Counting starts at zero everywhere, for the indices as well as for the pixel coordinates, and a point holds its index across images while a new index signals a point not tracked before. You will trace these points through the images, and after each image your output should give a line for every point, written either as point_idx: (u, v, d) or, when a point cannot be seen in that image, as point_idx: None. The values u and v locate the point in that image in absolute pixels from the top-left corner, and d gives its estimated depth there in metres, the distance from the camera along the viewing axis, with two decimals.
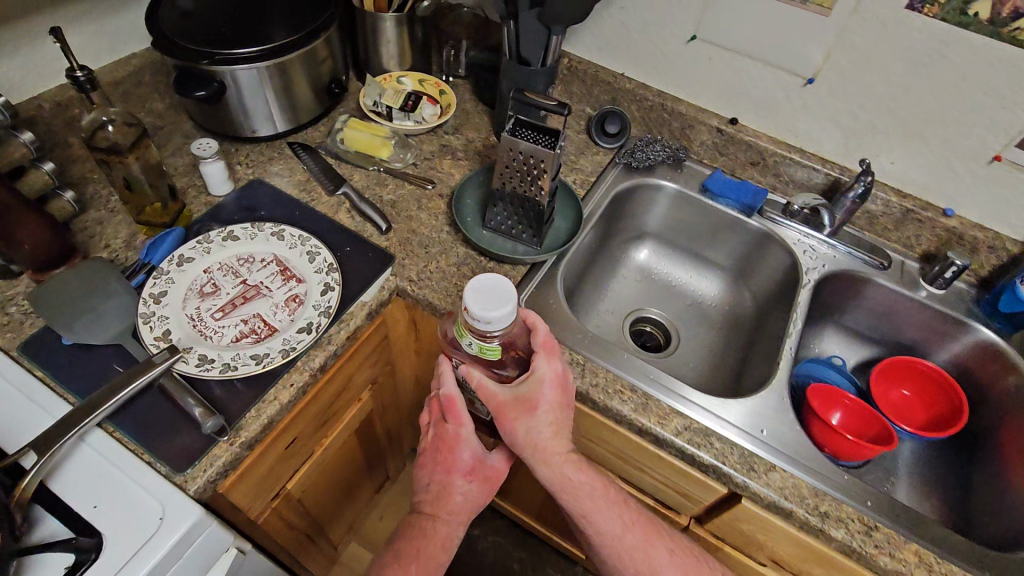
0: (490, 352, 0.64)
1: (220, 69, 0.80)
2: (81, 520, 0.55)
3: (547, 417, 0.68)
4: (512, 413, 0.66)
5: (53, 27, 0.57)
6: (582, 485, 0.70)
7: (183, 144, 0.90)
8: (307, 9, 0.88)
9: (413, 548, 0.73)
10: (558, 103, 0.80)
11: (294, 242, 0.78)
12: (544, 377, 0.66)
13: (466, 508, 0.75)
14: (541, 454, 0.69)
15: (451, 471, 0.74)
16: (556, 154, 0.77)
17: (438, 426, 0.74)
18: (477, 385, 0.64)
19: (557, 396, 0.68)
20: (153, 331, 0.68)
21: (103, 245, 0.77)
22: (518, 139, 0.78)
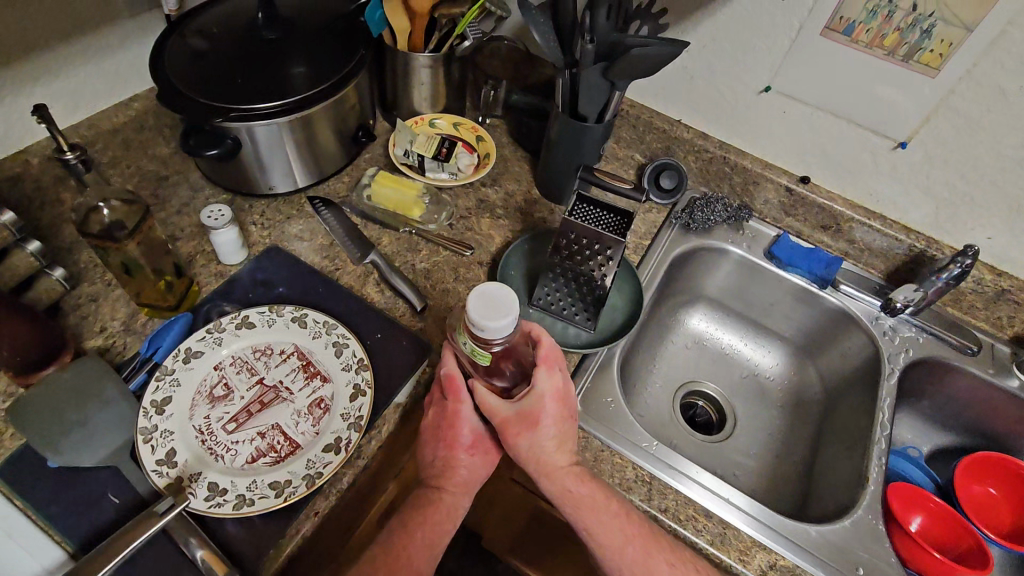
0: (482, 358, 0.56)
1: (234, 126, 0.70)
2: None
3: (552, 430, 0.61)
4: (514, 429, 0.60)
5: (36, 104, 0.47)
6: (588, 496, 0.61)
7: (189, 199, 0.80)
8: (334, 52, 0.78)
9: (416, 520, 0.61)
10: (635, 189, 0.86)
11: (318, 331, 0.68)
12: (545, 392, 0.60)
13: (474, 482, 0.65)
14: (543, 467, 0.61)
15: (456, 446, 0.64)
16: (622, 243, 0.68)
17: (437, 401, 0.64)
18: (478, 400, 0.60)
19: (560, 412, 0.62)
20: (154, 453, 0.57)
21: (98, 328, 0.67)
22: (579, 221, 0.69)
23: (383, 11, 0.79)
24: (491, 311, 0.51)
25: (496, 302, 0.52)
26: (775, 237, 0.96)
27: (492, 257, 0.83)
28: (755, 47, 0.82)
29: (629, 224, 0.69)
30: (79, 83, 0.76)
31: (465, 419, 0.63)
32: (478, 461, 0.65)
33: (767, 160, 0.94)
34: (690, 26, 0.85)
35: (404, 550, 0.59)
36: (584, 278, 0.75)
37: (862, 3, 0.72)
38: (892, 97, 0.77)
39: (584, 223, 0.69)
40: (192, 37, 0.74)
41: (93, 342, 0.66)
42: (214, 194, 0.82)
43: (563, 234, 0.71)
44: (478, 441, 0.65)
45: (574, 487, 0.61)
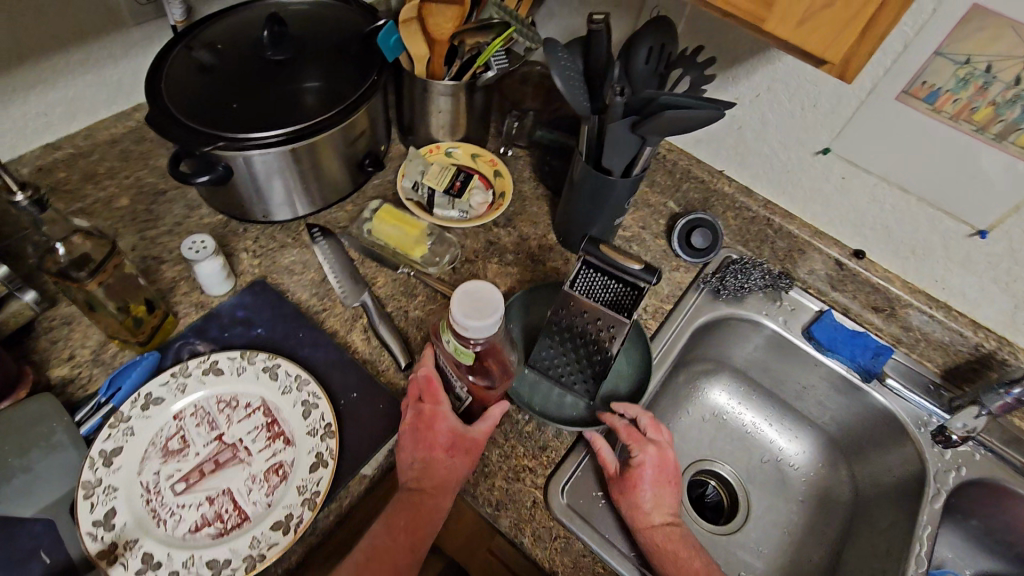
0: (465, 357, 0.53)
1: (230, 154, 0.65)
2: None
3: (650, 493, 0.61)
4: (617, 488, 0.62)
5: None
6: (679, 555, 0.59)
7: (184, 217, 0.77)
8: (346, 75, 0.72)
9: (398, 525, 0.55)
10: (648, 269, 0.58)
11: (288, 385, 0.62)
12: (643, 456, 0.62)
13: (453, 481, 0.58)
14: (638, 521, 0.60)
15: (434, 447, 0.57)
16: (626, 326, 0.61)
17: (410, 405, 0.60)
18: (594, 449, 0.63)
19: (659, 476, 0.62)
20: (93, 512, 0.53)
21: (66, 356, 0.64)
22: (580, 296, 0.63)
23: (399, 36, 0.73)
24: (473, 306, 0.49)
25: (482, 298, 0.50)
26: (819, 313, 0.85)
27: None
28: (817, 103, 0.72)
29: (636, 304, 0.61)
30: (82, 91, 0.73)
31: (443, 420, 0.58)
32: (458, 462, 0.58)
33: (818, 227, 0.84)
34: (744, 72, 0.76)
35: (388, 555, 0.54)
36: (592, 347, 0.66)
37: (953, 69, 0.60)
38: (978, 180, 0.65)
39: (589, 298, 0.63)
40: (197, 50, 0.70)
41: (58, 371, 0.63)
42: (209, 215, 0.78)
43: (563, 305, 0.65)
44: (458, 440, 0.58)
45: (668, 544, 0.59)
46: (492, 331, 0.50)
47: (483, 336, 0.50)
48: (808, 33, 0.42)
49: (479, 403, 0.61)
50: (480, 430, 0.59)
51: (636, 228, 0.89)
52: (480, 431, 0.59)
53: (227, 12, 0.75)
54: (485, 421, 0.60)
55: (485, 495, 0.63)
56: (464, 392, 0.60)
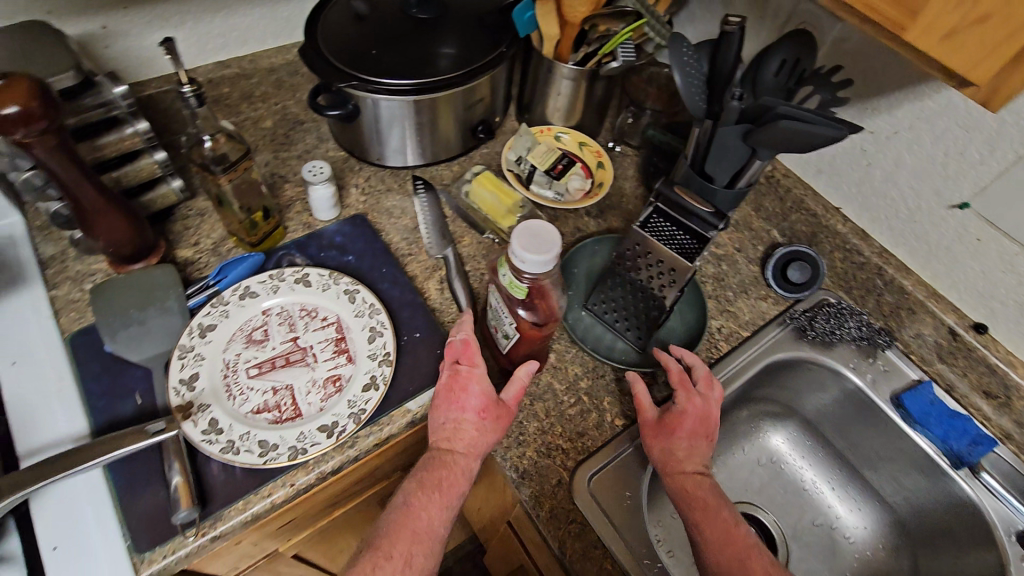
0: (518, 292, 0.58)
1: (359, 93, 0.71)
2: (36, 561, 0.52)
3: (687, 440, 0.60)
4: (652, 430, 0.62)
5: (165, 38, 0.53)
6: (705, 501, 0.57)
7: (313, 147, 0.85)
8: (479, 42, 0.77)
9: (431, 482, 0.55)
10: (716, 214, 0.63)
11: (362, 310, 0.68)
12: (684, 402, 0.62)
13: (484, 443, 0.58)
14: (669, 465, 0.59)
15: (466, 408, 0.58)
16: (691, 270, 0.65)
17: (447, 365, 0.61)
18: (634, 394, 0.64)
19: (697, 427, 0.61)
20: (182, 371, 0.61)
21: (194, 241, 0.74)
22: (648, 237, 0.67)
23: (534, 13, 0.77)
24: (531, 241, 0.53)
25: (541, 235, 0.54)
26: (916, 382, 0.76)
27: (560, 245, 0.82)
28: (963, 152, 0.66)
29: (700, 251, 0.64)
30: (255, 22, 0.84)
31: (476, 383, 0.59)
32: (488, 425, 0.58)
33: (936, 289, 0.78)
34: (886, 105, 0.71)
35: (422, 510, 0.54)
36: (650, 294, 0.71)
37: None
38: None
39: (657, 242, 0.66)
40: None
41: (185, 252, 0.73)
42: (334, 150, 0.86)
43: (629, 244, 0.69)
44: (489, 405, 0.59)
45: (697, 490, 0.57)
46: (548, 269, 0.54)
47: (539, 272, 0.55)
48: (951, 51, 0.40)
49: (525, 341, 0.63)
50: (512, 395, 0.60)
51: (731, 247, 0.86)
52: (510, 397, 0.60)
53: None
54: (514, 386, 0.60)
55: (513, 460, 0.64)
56: (512, 328, 0.62)
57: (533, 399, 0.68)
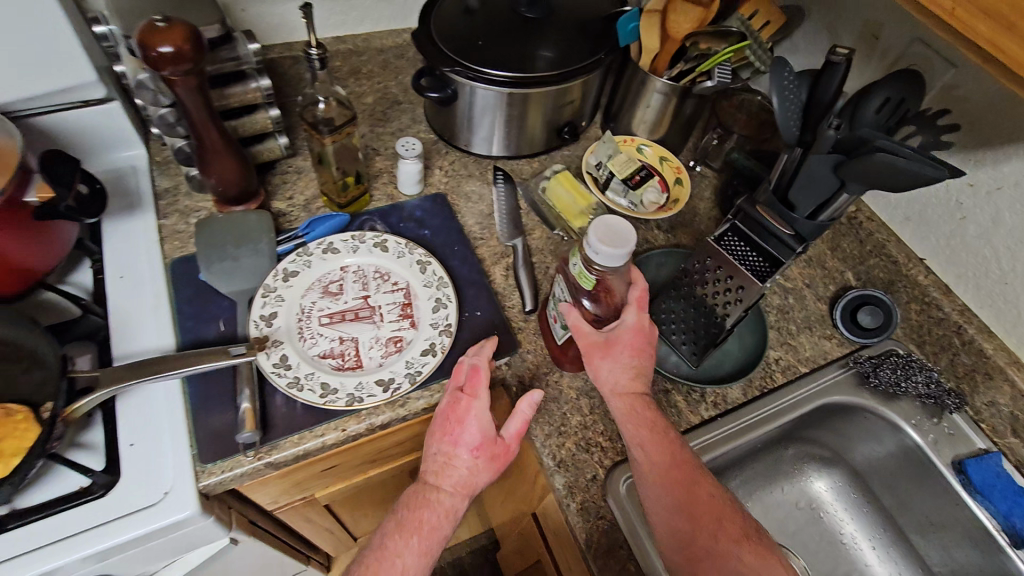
0: (586, 283, 0.59)
1: (460, 80, 0.76)
2: (114, 452, 0.58)
3: (627, 359, 0.59)
4: (591, 354, 0.60)
5: (306, 3, 0.59)
6: (649, 420, 0.59)
7: (406, 126, 0.90)
8: (580, 46, 0.80)
9: (410, 524, 0.56)
10: (796, 238, 0.64)
11: (431, 281, 0.71)
12: (622, 324, 0.60)
13: (474, 484, 0.58)
14: (614, 387, 0.60)
15: (459, 445, 0.58)
16: (761, 289, 0.66)
17: (450, 391, 0.61)
18: (571, 324, 0.61)
19: (634, 347, 0.60)
20: (263, 308, 0.66)
21: (287, 195, 0.79)
22: (718, 250, 0.68)
23: (638, 25, 0.80)
24: (609, 235, 0.54)
25: (616, 231, 0.55)
26: (983, 451, 0.72)
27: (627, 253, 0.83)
28: None
29: (772, 274, 0.66)
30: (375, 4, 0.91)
31: (474, 417, 0.58)
32: (482, 464, 0.58)
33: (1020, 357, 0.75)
34: (993, 158, 0.69)
35: (398, 555, 0.55)
36: (710, 309, 0.71)
37: None
38: None
39: (728, 257, 0.68)
40: None
41: (279, 204, 0.79)
42: (425, 131, 0.91)
43: (699, 259, 0.70)
44: (486, 443, 0.58)
45: (639, 410, 0.59)
46: (620, 264, 0.55)
47: (610, 266, 0.55)
48: None
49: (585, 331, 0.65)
50: (511, 435, 0.59)
51: (800, 282, 0.84)
52: (511, 434, 0.59)
53: None
54: (516, 422, 0.59)
55: (552, 448, 0.65)
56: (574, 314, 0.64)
57: (579, 394, 0.69)
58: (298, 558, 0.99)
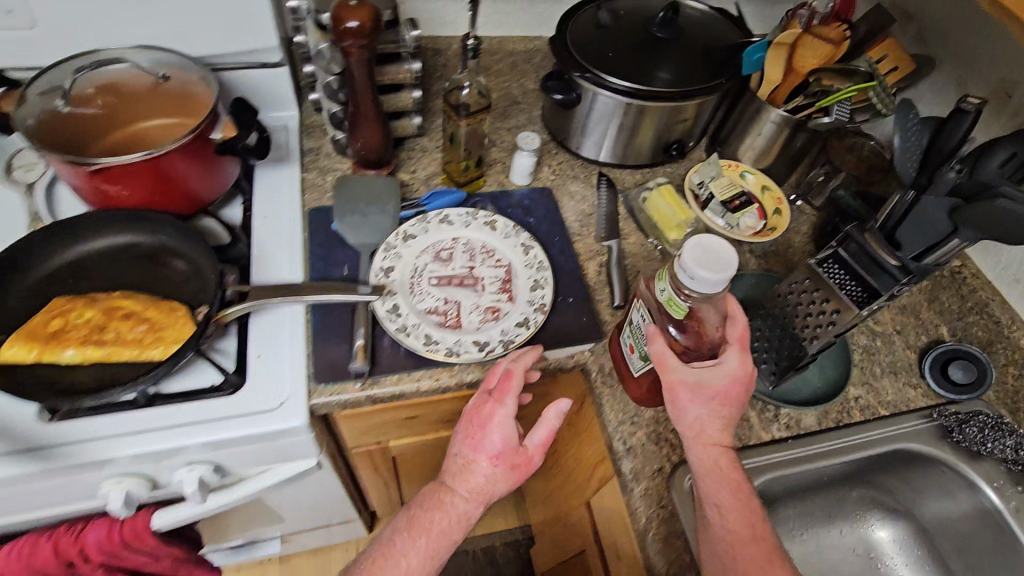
0: (676, 310, 0.58)
1: (585, 85, 0.82)
2: (246, 359, 0.67)
3: (722, 411, 0.59)
4: (679, 396, 0.59)
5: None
6: (733, 480, 0.58)
7: (523, 124, 0.97)
8: (700, 70, 0.84)
9: (419, 525, 0.64)
10: (902, 269, 0.63)
11: (532, 264, 0.77)
12: (722, 368, 0.59)
13: (489, 490, 0.63)
14: (700, 435, 0.59)
15: (479, 452, 0.63)
16: (858, 316, 0.67)
17: (481, 393, 0.65)
18: (656, 354, 0.59)
19: (726, 395, 0.59)
20: (384, 261, 0.74)
21: (411, 169, 0.88)
22: (817, 273, 0.69)
23: (764, 56, 0.84)
24: (707, 261, 0.54)
25: (715, 255, 0.54)
26: None
27: None
28: None
29: (871, 302, 0.66)
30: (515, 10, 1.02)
31: (496, 427, 0.62)
32: (500, 473, 0.63)
33: None
34: None
35: (404, 554, 0.63)
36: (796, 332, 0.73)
37: None
38: None
39: (827, 281, 0.69)
40: (602, 11, 0.89)
41: (403, 175, 0.87)
42: (539, 132, 0.98)
43: (796, 279, 0.72)
44: (507, 453, 0.62)
45: (723, 465, 0.58)
46: (716, 290, 0.55)
47: (706, 292, 0.55)
48: None
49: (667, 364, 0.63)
50: (531, 449, 0.63)
51: (890, 327, 0.84)
52: (532, 445, 0.63)
53: None
54: (541, 432, 0.63)
55: (623, 435, 0.69)
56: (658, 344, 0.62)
57: None
58: (354, 505, 1.05)
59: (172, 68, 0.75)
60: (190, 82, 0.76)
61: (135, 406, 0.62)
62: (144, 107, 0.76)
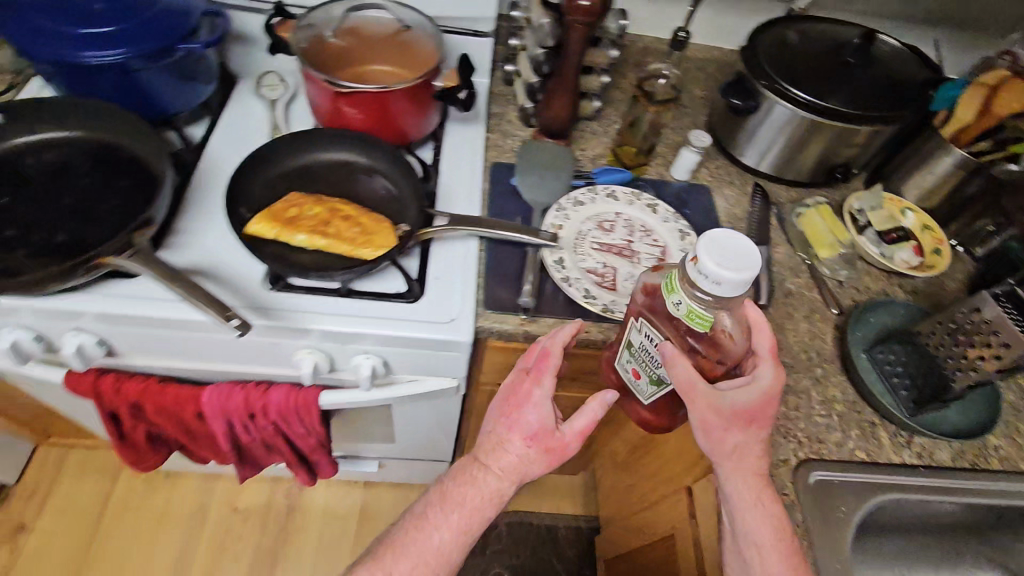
0: (698, 324, 0.56)
1: (767, 95, 0.86)
2: (428, 276, 0.77)
3: (753, 433, 0.60)
4: (712, 424, 0.59)
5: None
6: (771, 508, 0.60)
7: (687, 124, 1.02)
8: (886, 96, 0.85)
9: (453, 499, 0.67)
10: None
11: (687, 249, 0.82)
12: (755, 389, 0.59)
13: (522, 471, 0.67)
14: (735, 458, 0.60)
15: (513, 432, 0.66)
16: None
17: (518, 372, 0.69)
18: (680, 377, 0.58)
19: (757, 414, 0.60)
20: (554, 220, 0.82)
21: (581, 145, 0.95)
22: (989, 301, 0.69)
23: (957, 94, 0.86)
24: (728, 261, 0.51)
25: (733, 253, 0.52)
26: None
27: (863, 295, 0.86)
28: None
29: None
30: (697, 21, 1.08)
31: (532, 409, 0.66)
32: (534, 454, 0.66)
33: None
34: None
35: (436, 523, 0.67)
36: (948, 365, 0.72)
37: None
38: None
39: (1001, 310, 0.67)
40: (790, 30, 0.93)
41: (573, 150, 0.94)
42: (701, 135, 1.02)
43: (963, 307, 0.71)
44: (540, 434, 0.66)
45: (761, 493, 0.61)
46: (738, 291, 0.52)
47: (728, 294, 0.52)
48: None
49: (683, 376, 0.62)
50: (566, 434, 0.67)
51: None
52: (569, 431, 0.67)
53: (825, 20, 0.96)
54: (584, 417, 0.66)
55: None
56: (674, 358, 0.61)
57: (789, 391, 0.75)
58: (453, 447, 1.13)
59: (412, 21, 0.86)
60: (424, 42, 0.85)
61: (336, 295, 0.73)
62: (377, 53, 0.85)
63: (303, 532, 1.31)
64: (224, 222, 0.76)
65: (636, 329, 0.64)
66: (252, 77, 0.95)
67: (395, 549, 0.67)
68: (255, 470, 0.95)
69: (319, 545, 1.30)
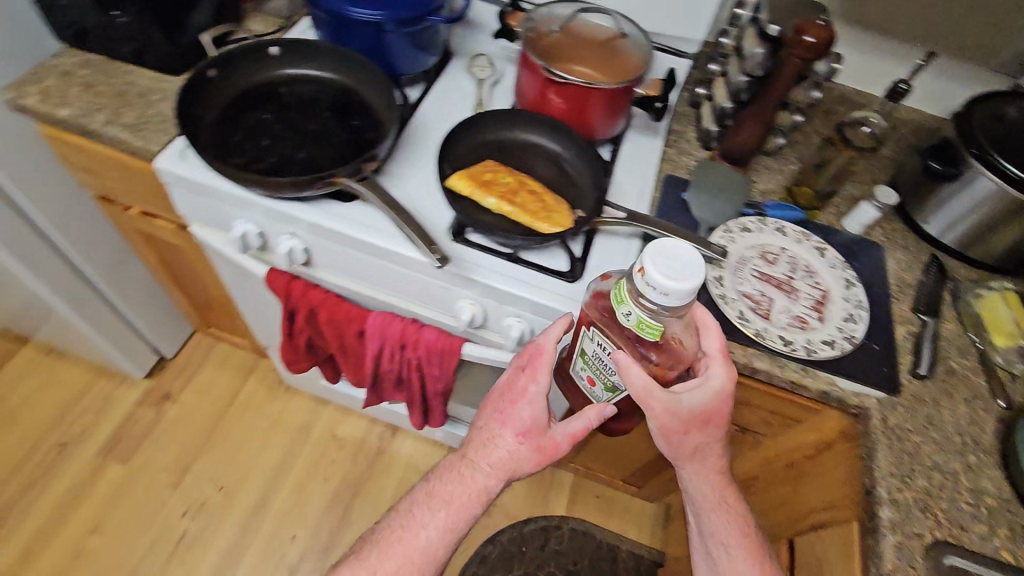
0: (648, 332, 0.58)
1: (975, 164, 0.82)
2: (590, 262, 0.81)
3: (710, 437, 0.68)
4: (672, 428, 0.65)
5: (930, 54, 0.85)
6: (729, 507, 0.74)
7: (869, 178, 0.99)
8: None
9: (443, 495, 0.71)
10: None
11: (850, 300, 0.81)
12: (708, 390, 0.64)
13: (510, 469, 0.69)
14: (694, 458, 0.70)
15: (505, 428, 0.69)
16: None
17: (514, 369, 0.71)
18: (634, 381, 0.61)
19: (713, 414, 0.66)
20: (720, 238, 0.84)
21: (755, 176, 0.96)
22: None
23: None
24: (671, 271, 0.53)
25: (678, 264, 0.54)
26: None
27: None
28: None
29: None
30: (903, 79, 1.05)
31: (523, 407, 0.68)
32: (524, 451, 0.69)
33: None
34: None
35: (428, 515, 0.71)
36: None
37: None
38: None
39: None
40: (1012, 105, 0.88)
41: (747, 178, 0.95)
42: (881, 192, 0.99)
43: None
44: (530, 430, 0.68)
45: (721, 493, 0.73)
46: (686, 300, 0.54)
47: (675, 304, 0.55)
48: None
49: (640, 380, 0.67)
50: (559, 433, 0.68)
51: None
52: (557, 434, 0.68)
53: None
54: (579, 423, 0.68)
55: (889, 488, 0.69)
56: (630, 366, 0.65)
57: (936, 469, 0.71)
58: None
59: (628, 31, 0.91)
60: (630, 54, 0.89)
61: (506, 257, 0.80)
62: (581, 56, 0.87)
63: (387, 473, 1.41)
64: (429, 171, 0.86)
65: (589, 337, 0.67)
66: (465, 56, 1.05)
67: (393, 535, 0.71)
68: (380, 400, 1.05)
69: (398, 489, 1.39)
